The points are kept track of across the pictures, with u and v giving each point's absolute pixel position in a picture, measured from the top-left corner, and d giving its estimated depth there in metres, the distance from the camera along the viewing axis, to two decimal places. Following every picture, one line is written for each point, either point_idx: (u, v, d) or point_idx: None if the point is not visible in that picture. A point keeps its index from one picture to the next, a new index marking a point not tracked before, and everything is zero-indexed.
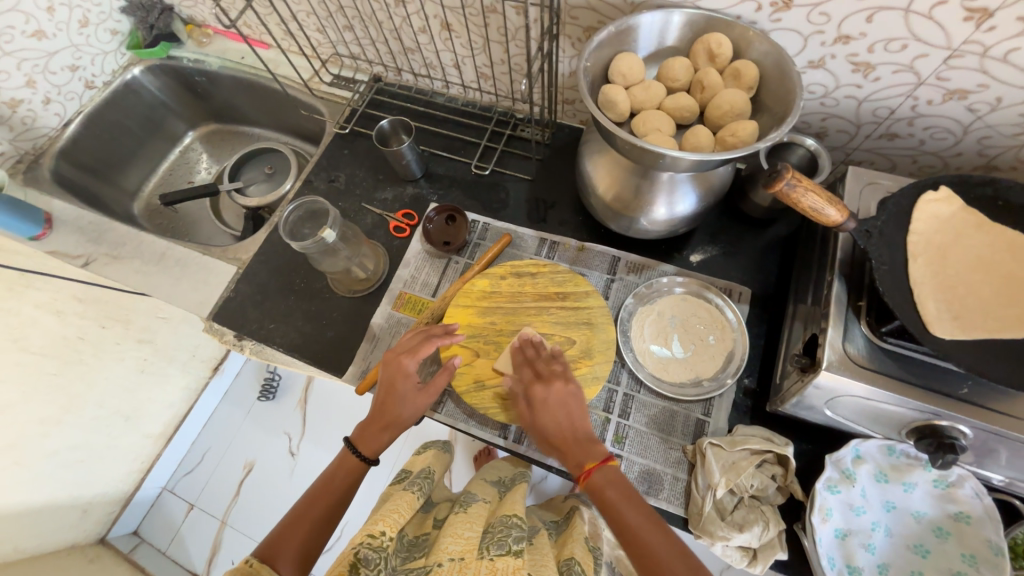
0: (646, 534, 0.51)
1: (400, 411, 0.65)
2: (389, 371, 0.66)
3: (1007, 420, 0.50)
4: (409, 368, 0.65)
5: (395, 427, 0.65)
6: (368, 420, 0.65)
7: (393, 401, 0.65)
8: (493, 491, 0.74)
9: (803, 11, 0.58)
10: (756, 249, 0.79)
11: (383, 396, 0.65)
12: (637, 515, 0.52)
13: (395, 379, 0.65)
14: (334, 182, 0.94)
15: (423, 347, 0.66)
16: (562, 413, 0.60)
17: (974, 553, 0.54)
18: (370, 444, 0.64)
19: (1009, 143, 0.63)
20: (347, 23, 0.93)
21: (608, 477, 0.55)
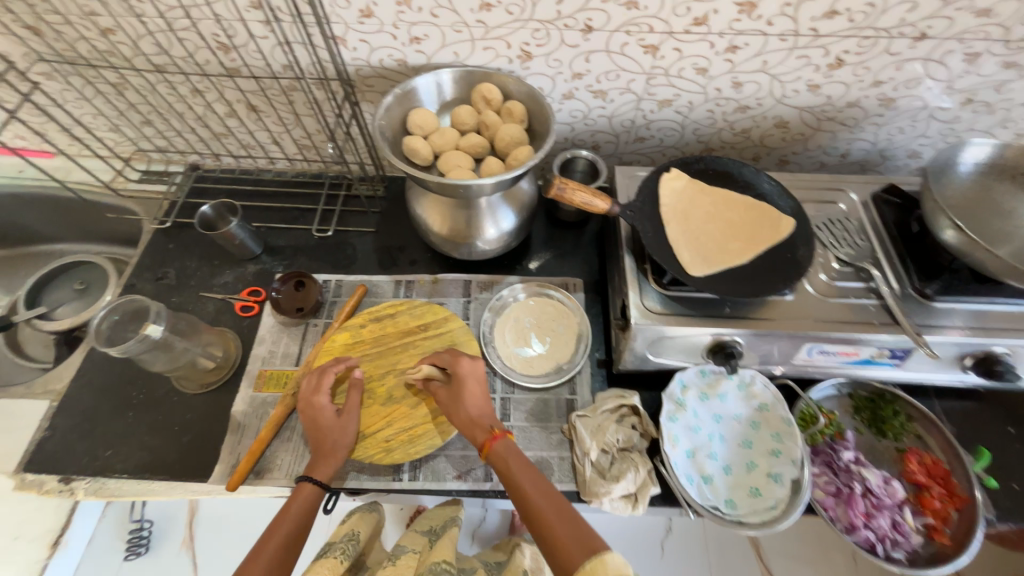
0: (541, 500, 0.57)
1: (330, 438, 0.66)
2: (305, 413, 0.67)
3: (758, 322, 0.66)
4: (322, 401, 0.67)
5: (334, 449, 0.65)
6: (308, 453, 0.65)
7: (320, 428, 0.66)
8: (422, 542, 0.68)
9: (542, 60, 0.75)
10: (578, 245, 0.93)
11: (307, 426, 0.67)
12: (537, 490, 0.57)
13: (308, 406, 0.67)
14: (163, 279, 0.88)
15: (325, 378, 0.69)
16: (466, 399, 0.66)
17: (779, 431, 0.69)
18: (320, 469, 0.64)
19: (712, 130, 0.86)
20: (143, 119, 0.90)
21: (503, 453, 0.61)
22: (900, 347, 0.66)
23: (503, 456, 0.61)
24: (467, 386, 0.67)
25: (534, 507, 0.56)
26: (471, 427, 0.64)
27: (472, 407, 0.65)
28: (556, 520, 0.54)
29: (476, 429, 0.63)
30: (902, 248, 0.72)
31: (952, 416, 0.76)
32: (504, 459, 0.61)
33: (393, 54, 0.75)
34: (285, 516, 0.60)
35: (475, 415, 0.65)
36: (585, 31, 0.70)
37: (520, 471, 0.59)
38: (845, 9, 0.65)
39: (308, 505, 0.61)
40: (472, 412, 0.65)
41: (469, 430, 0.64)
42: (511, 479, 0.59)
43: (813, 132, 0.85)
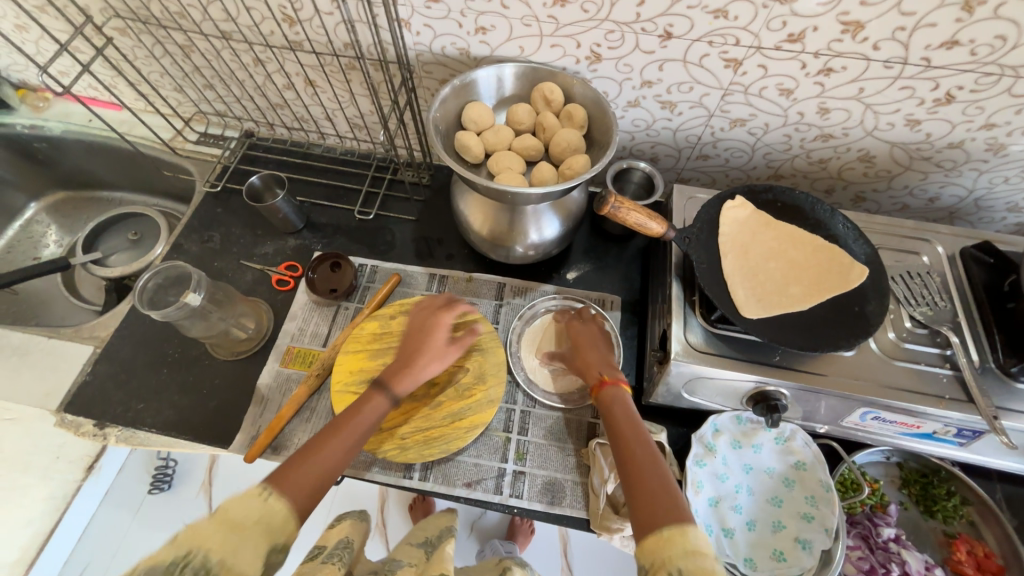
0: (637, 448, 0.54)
1: (420, 361, 0.66)
2: (422, 333, 0.69)
3: (810, 377, 0.61)
4: (441, 324, 0.70)
5: (417, 370, 0.65)
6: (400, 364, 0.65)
7: (428, 348, 0.68)
8: (419, 553, 0.71)
9: (611, 63, 0.70)
10: (621, 261, 0.89)
11: (417, 345, 0.68)
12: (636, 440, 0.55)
13: (437, 324, 0.70)
14: (208, 242, 0.90)
15: (450, 311, 0.72)
16: (591, 346, 0.70)
17: (813, 494, 0.64)
18: (399, 383, 0.63)
19: (785, 156, 0.79)
20: (206, 83, 0.91)
21: (616, 398, 0.60)
22: (969, 427, 0.60)
23: (614, 402, 0.60)
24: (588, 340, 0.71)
25: (626, 447, 0.55)
26: (592, 367, 0.66)
27: (602, 355, 0.68)
28: (647, 472, 0.51)
29: (597, 368, 0.65)
30: (989, 315, 0.64)
31: (1014, 506, 0.69)
32: (612, 402, 0.60)
33: (457, 42, 0.72)
34: (358, 417, 0.59)
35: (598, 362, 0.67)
36: (663, 37, 0.64)
37: (624, 415, 0.58)
38: (969, 41, 0.57)
39: (375, 410, 0.60)
40: (591, 363, 0.67)
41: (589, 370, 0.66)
42: (614, 421, 0.58)
43: (901, 171, 0.77)
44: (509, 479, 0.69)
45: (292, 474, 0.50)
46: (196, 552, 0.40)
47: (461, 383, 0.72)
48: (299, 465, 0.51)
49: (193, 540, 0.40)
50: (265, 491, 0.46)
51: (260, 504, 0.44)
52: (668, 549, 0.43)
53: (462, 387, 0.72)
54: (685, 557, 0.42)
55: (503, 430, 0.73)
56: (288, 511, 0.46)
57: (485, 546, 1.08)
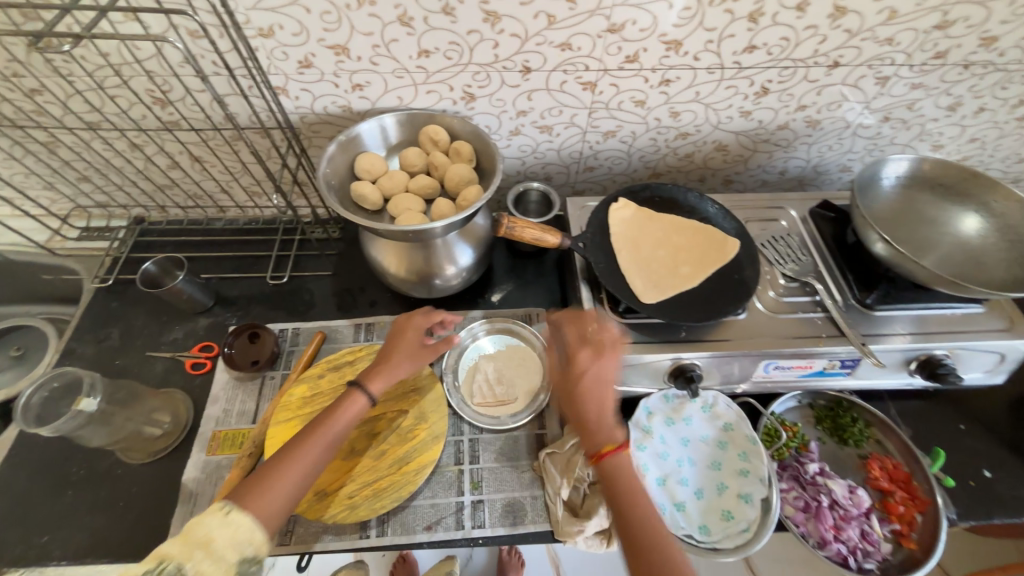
0: (643, 528, 0.53)
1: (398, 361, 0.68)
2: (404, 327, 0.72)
3: (714, 344, 0.68)
4: (422, 324, 0.73)
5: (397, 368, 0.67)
6: (373, 367, 0.67)
7: (403, 348, 0.70)
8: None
9: (486, 100, 0.76)
10: (539, 274, 0.94)
11: (390, 348, 0.70)
12: (644, 519, 0.54)
13: (408, 326, 0.72)
14: (106, 341, 0.84)
15: (435, 313, 0.75)
16: (593, 390, 0.60)
17: (744, 449, 0.70)
18: (376, 383, 0.65)
19: (657, 156, 0.89)
20: (79, 175, 0.87)
21: (618, 468, 0.57)
22: (849, 357, 0.68)
23: (615, 474, 0.56)
24: (594, 380, 0.60)
25: (633, 530, 0.53)
26: (591, 431, 0.59)
27: (606, 411, 0.59)
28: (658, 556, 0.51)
29: (598, 435, 0.58)
30: (841, 260, 0.75)
31: (906, 417, 0.79)
32: (616, 470, 0.56)
33: (337, 100, 0.75)
34: (329, 426, 0.59)
35: (601, 423, 0.59)
36: (524, 72, 0.72)
37: (630, 497, 0.55)
38: (763, 44, 0.69)
39: (347, 419, 0.61)
40: (591, 423, 0.59)
41: (587, 432, 0.59)
42: (622, 480, 0.56)
43: (751, 153, 0.89)
44: (468, 510, 0.69)
45: (264, 488, 0.53)
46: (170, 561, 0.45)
47: (403, 427, 0.72)
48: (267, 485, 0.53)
49: (159, 559, 0.45)
50: (224, 508, 0.50)
51: (217, 526, 0.48)
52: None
53: (405, 430, 0.72)
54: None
55: (455, 463, 0.72)
56: (254, 524, 0.49)
57: None
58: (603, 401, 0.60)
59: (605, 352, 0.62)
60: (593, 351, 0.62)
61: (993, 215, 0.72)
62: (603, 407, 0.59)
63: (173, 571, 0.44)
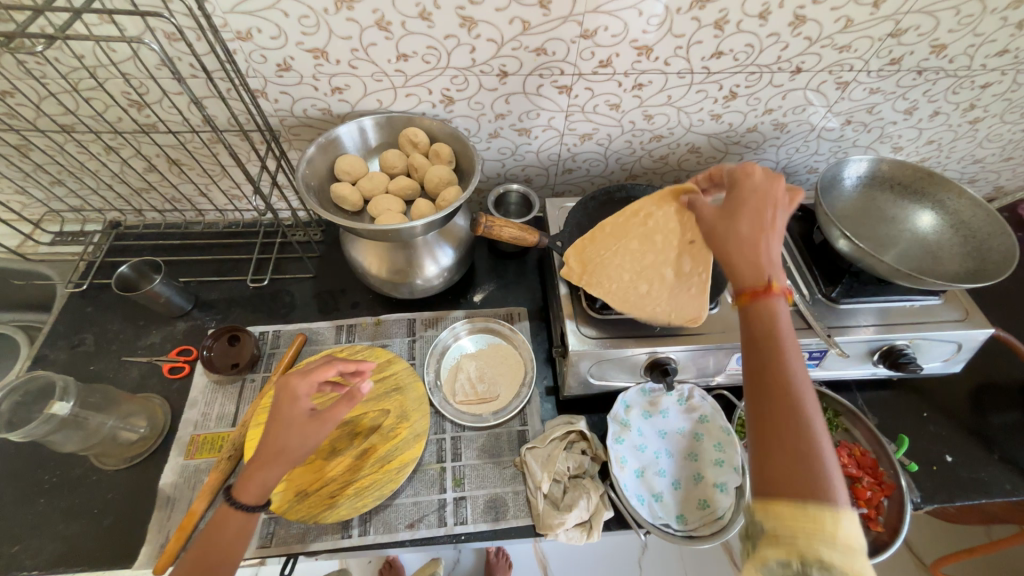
0: (779, 378, 0.41)
1: (276, 447, 0.52)
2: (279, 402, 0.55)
3: (688, 337, 0.70)
4: (298, 391, 0.54)
5: (282, 456, 0.51)
6: (256, 455, 0.52)
7: (279, 428, 0.52)
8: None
9: (465, 103, 0.78)
10: (521, 274, 0.95)
11: (268, 428, 0.52)
12: (788, 376, 0.41)
13: (282, 400, 0.54)
14: (79, 346, 0.82)
15: (319, 368, 0.55)
16: (756, 224, 0.45)
17: (719, 440, 0.72)
18: (247, 488, 0.51)
19: (633, 158, 0.92)
20: (52, 179, 0.85)
21: (769, 314, 0.43)
22: (816, 348, 0.71)
23: (766, 317, 0.43)
24: (754, 210, 0.46)
25: (769, 370, 0.42)
26: (739, 263, 0.44)
27: (770, 250, 0.44)
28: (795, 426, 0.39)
29: (759, 266, 0.43)
30: (807, 256, 0.79)
31: (872, 407, 0.82)
32: (767, 310, 0.43)
33: (317, 103, 0.76)
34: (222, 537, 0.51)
35: (765, 252, 0.44)
36: (501, 76, 0.73)
37: (773, 341, 0.42)
38: (729, 50, 0.72)
39: (243, 531, 0.52)
40: (745, 255, 0.44)
41: (737, 263, 0.44)
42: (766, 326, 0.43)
43: (723, 155, 0.93)
44: (451, 507, 0.69)
45: None
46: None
47: (385, 426, 0.72)
48: None
49: None
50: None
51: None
52: (796, 523, 0.36)
53: (386, 429, 0.72)
54: (828, 544, 0.35)
55: (437, 461, 0.73)
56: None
57: None
58: (767, 242, 0.44)
59: (768, 197, 0.46)
60: (768, 173, 0.48)
61: (947, 212, 0.76)
62: (760, 240, 0.44)
63: None
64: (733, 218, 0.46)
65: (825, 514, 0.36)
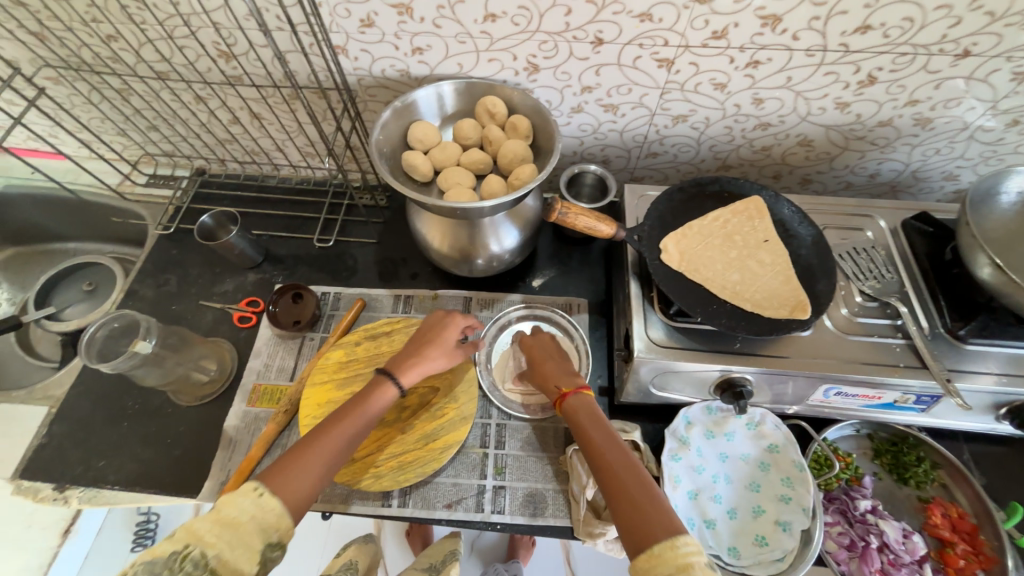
0: (610, 452, 0.53)
1: (434, 353, 0.65)
2: (432, 320, 0.69)
3: (771, 360, 0.62)
4: (465, 319, 0.70)
5: (427, 362, 0.64)
6: (403, 354, 0.64)
7: (438, 339, 0.66)
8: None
9: (550, 72, 0.71)
10: (585, 263, 0.90)
11: (428, 337, 0.66)
12: (596, 430, 0.56)
13: (448, 319, 0.69)
14: (164, 286, 0.88)
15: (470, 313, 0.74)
16: (552, 362, 0.69)
17: (789, 475, 0.65)
18: (397, 379, 0.61)
19: (729, 147, 0.81)
20: (149, 124, 0.90)
21: (580, 405, 0.60)
22: (927, 393, 0.61)
23: (578, 409, 0.59)
24: (547, 355, 0.70)
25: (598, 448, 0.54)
26: (550, 380, 0.66)
27: (559, 364, 0.68)
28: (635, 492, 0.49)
29: (560, 381, 0.65)
30: (933, 282, 0.67)
31: (980, 464, 0.71)
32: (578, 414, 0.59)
33: (396, 64, 0.72)
34: (355, 420, 0.57)
35: (558, 373, 0.66)
36: (595, 43, 0.66)
37: (595, 424, 0.57)
38: (880, 24, 0.60)
39: (375, 409, 0.59)
40: (550, 371, 0.67)
41: (550, 385, 0.66)
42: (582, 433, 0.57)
43: (839, 151, 0.80)
44: (490, 495, 0.68)
45: (284, 473, 0.50)
46: (194, 546, 0.43)
47: (433, 403, 0.71)
48: (294, 467, 0.51)
49: (190, 535, 0.44)
50: (259, 489, 0.48)
51: (250, 506, 0.47)
52: (658, 567, 0.43)
53: (434, 407, 0.71)
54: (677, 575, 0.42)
55: (480, 446, 0.72)
56: (282, 510, 0.48)
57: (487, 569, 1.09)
58: (562, 362, 0.68)
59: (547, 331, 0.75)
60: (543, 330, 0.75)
61: None
62: (549, 359, 0.69)
63: (197, 558, 0.43)
64: (535, 364, 0.70)
65: (670, 546, 0.44)
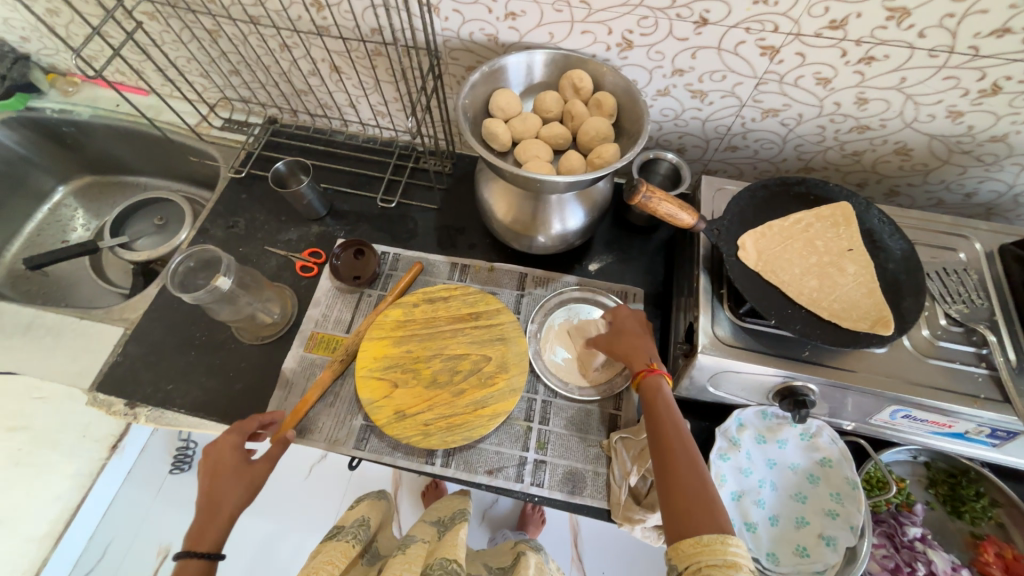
0: (674, 443, 0.54)
1: (229, 490, 0.57)
2: (207, 459, 0.59)
3: (839, 373, 0.60)
4: (234, 442, 0.61)
5: (220, 511, 0.56)
6: (212, 501, 0.56)
7: (228, 469, 0.58)
8: (432, 531, 0.79)
9: (643, 51, 0.69)
10: (645, 253, 0.88)
11: (214, 475, 0.57)
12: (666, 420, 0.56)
13: (223, 445, 0.60)
14: (233, 228, 0.91)
15: (248, 423, 0.64)
16: (637, 339, 0.67)
17: (839, 491, 0.63)
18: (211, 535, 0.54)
19: (817, 148, 0.77)
20: (232, 68, 0.92)
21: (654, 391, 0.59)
22: (1004, 428, 0.58)
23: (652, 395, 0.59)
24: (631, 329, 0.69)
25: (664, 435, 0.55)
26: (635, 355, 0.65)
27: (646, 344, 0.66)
28: (689, 478, 0.50)
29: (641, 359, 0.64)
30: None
31: None
32: (656, 393, 0.59)
33: (485, 28, 0.71)
34: None
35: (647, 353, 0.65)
36: (699, 24, 0.63)
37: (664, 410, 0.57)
38: (1022, 28, 0.55)
39: None
40: (636, 349, 0.66)
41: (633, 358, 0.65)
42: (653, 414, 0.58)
43: (939, 164, 0.75)
44: (530, 467, 0.70)
45: None
46: None
47: (484, 372, 0.72)
48: None
49: None
50: None
51: None
52: (704, 554, 0.45)
53: (485, 375, 0.72)
54: (723, 569, 0.44)
55: (525, 419, 0.73)
56: None
57: (496, 536, 1.12)
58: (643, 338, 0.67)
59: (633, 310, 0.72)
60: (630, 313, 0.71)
61: None
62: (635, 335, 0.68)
63: None
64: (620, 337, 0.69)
65: (720, 541, 0.45)
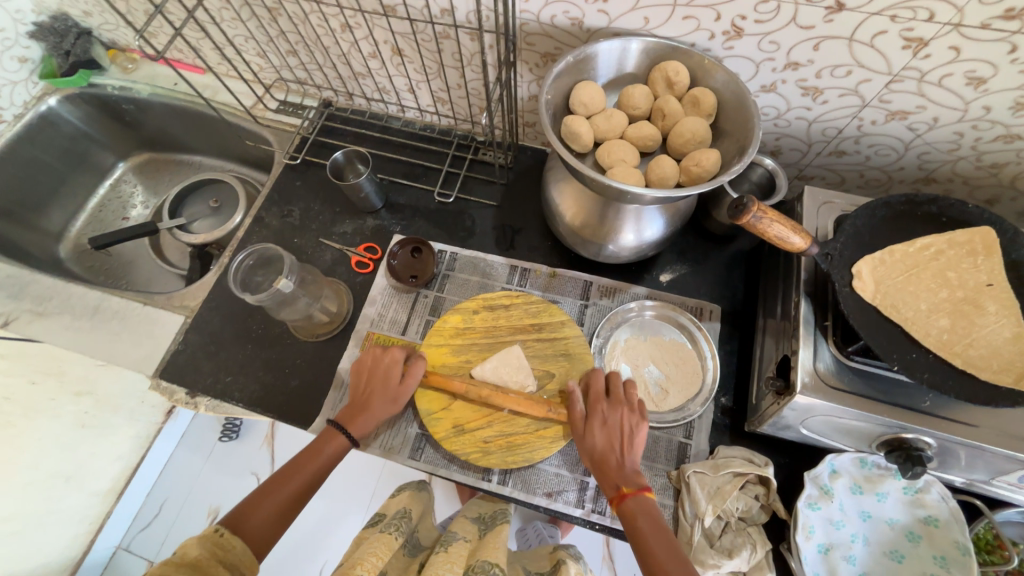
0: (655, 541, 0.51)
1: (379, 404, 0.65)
2: (373, 363, 0.67)
3: (966, 430, 0.52)
4: (394, 360, 0.67)
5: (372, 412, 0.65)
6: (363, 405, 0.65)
7: (381, 393, 0.66)
8: (474, 529, 0.62)
9: (753, 40, 0.59)
10: (722, 264, 0.80)
11: (372, 384, 0.66)
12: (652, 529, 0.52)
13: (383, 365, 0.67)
14: (288, 217, 0.89)
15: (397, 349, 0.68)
16: (611, 444, 0.59)
17: (943, 555, 0.57)
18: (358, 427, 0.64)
19: (946, 158, 0.66)
20: (290, 48, 0.87)
21: (637, 502, 0.54)
22: None
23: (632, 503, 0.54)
24: (608, 430, 0.60)
25: (645, 540, 0.51)
26: (609, 467, 0.58)
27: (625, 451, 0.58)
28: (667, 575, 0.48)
29: (619, 476, 0.57)
30: None
31: None
32: (632, 503, 0.54)
33: (570, 10, 0.63)
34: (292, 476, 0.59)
35: (622, 463, 0.58)
36: (832, 9, 0.53)
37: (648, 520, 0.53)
38: None
39: None
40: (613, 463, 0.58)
41: (607, 469, 0.58)
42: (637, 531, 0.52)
43: None
44: (592, 493, 0.66)
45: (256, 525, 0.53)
46: None
47: (546, 390, 0.68)
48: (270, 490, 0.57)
49: None
50: (218, 530, 0.51)
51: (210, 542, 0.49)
52: None
53: (548, 393, 0.68)
54: None
55: None
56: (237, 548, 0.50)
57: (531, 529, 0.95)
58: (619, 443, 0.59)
59: (623, 406, 0.62)
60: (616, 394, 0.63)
61: None
62: (608, 445, 0.59)
63: None
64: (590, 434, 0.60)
65: None
